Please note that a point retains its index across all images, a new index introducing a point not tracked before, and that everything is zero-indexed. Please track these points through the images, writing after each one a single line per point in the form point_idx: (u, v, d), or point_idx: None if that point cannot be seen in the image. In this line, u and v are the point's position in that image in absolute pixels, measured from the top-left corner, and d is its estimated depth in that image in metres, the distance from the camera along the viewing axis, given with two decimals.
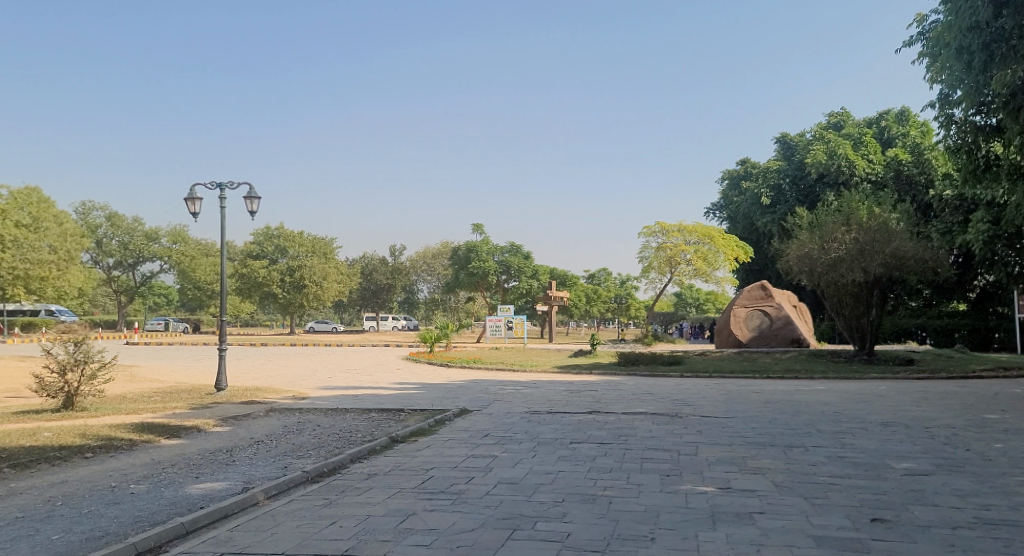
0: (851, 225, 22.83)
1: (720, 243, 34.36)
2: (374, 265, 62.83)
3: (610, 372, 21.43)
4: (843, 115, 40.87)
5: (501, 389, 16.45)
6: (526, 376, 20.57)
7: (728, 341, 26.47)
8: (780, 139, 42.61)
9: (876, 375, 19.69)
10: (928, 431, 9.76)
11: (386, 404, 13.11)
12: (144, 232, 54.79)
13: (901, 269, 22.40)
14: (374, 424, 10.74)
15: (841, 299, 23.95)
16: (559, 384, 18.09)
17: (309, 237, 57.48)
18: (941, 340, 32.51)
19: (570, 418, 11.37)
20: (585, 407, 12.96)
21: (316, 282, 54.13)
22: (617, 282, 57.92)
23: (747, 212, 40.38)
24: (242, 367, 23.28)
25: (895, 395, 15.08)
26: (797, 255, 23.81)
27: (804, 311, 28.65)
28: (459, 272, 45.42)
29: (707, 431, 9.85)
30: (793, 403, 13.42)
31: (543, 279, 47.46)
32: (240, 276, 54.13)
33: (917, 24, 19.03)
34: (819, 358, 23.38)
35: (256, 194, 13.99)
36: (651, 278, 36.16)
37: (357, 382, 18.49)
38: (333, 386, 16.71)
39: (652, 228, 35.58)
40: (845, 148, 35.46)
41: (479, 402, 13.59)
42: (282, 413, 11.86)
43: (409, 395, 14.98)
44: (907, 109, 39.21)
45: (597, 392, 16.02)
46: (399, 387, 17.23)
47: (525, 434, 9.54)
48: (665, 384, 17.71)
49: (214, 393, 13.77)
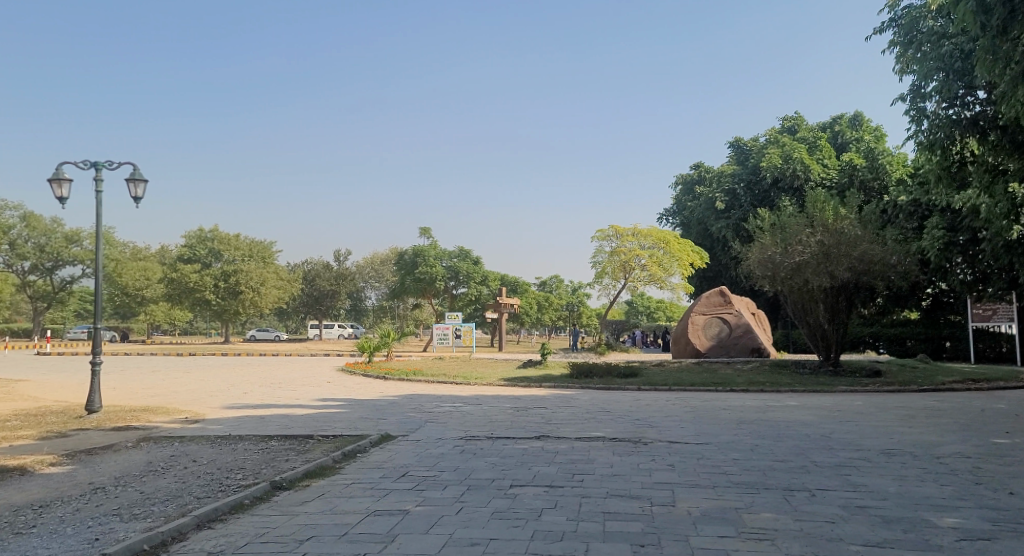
0: (816, 228, 21.38)
1: (676, 248, 32.80)
2: (317, 270, 59.75)
3: (561, 385, 19.50)
4: (797, 119, 39.82)
5: (435, 407, 14.33)
6: (469, 390, 18.48)
7: (686, 351, 24.85)
8: (733, 144, 41.46)
9: (847, 388, 18.19)
10: (945, 463, 8.06)
11: (294, 428, 10.94)
12: (64, 234, 51.22)
13: (869, 274, 20.96)
14: (266, 459, 8.56)
15: (806, 308, 22.46)
16: (504, 398, 16.07)
17: (246, 241, 54.52)
18: (894, 349, 31.49)
19: (513, 447, 9.34)
20: (532, 430, 10.98)
21: (252, 288, 51.15)
22: (569, 290, 56.24)
23: (701, 217, 39.08)
24: (150, 381, 20.70)
25: (878, 412, 13.45)
26: (758, 259, 22.32)
27: (762, 318, 27.16)
28: (405, 277, 43.05)
29: (680, 465, 7.96)
30: (771, 424, 11.64)
31: (492, 286, 45.62)
32: (169, 282, 50.86)
33: (887, 9, 17.63)
34: (783, 370, 21.79)
35: (142, 176, 11.95)
36: (604, 284, 34.47)
37: (272, 399, 16.18)
38: (240, 405, 14.39)
39: (606, 231, 33.91)
40: (800, 151, 34.28)
41: (407, 425, 11.50)
42: (157, 443, 9.58)
43: (326, 415, 12.75)
44: (860, 113, 38.30)
45: (545, 409, 14.02)
46: (320, 405, 14.95)
47: (454, 473, 7.48)
48: (621, 398, 15.83)
49: (83, 418, 11.43)
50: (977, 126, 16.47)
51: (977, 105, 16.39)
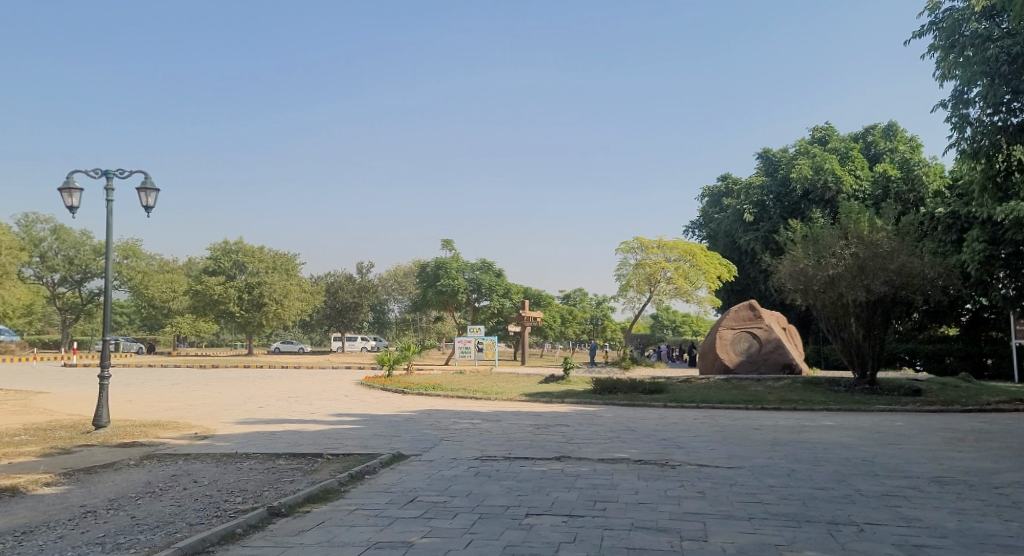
0: (850, 240, 20.62)
1: (703, 260, 32.30)
2: (340, 282, 59.61)
3: (584, 400, 18.89)
4: (828, 129, 38.98)
5: (452, 424, 13.82)
6: (489, 405, 17.93)
7: (714, 366, 24.13)
8: (761, 155, 40.69)
9: (884, 407, 17.39)
10: (1004, 494, 7.40)
11: (305, 446, 10.49)
12: (92, 246, 51.62)
13: (907, 288, 20.13)
14: (270, 481, 8.10)
15: (840, 323, 21.68)
16: (524, 415, 15.51)
17: (270, 253, 54.57)
18: (932, 366, 30.48)
19: (531, 469, 8.79)
20: (553, 450, 10.43)
21: (276, 300, 51.09)
22: (593, 303, 55.59)
23: (729, 229, 38.33)
24: (166, 393, 20.40)
25: (919, 435, 12.74)
26: (789, 271, 21.60)
27: (793, 332, 26.35)
28: (427, 290, 42.68)
29: (712, 492, 7.38)
30: (807, 446, 10.98)
31: (515, 298, 45.12)
32: (194, 294, 50.97)
33: (928, 12, 17.02)
34: (816, 387, 20.99)
35: (154, 185, 11.54)
36: (629, 297, 33.82)
37: (286, 414, 15.75)
38: (253, 421, 13.99)
39: (631, 243, 33.29)
40: (831, 162, 33.46)
41: (421, 443, 11.01)
42: (159, 460, 9.16)
43: (339, 432, 12.31)
44: (894, 123, 37.37)
45: (567, 427, 13.45)
46: (334, 420, 14.50)
47: (466, 499, 6.96)
48: (646, 416, 15.23)
49: (89, 433, 11.06)
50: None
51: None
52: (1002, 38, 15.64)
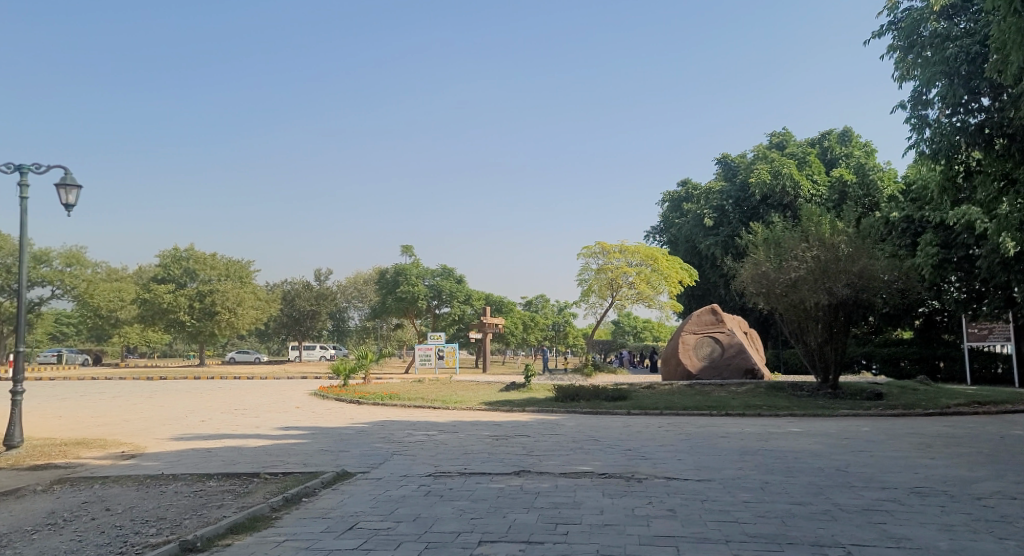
0: (812, 242, 20.35)
1: (665, 265, 31.90)
2: (297, 289, 58.16)
3: (545, 409, 18.25)
4: (785, 135, 39.05)
5: (405, 436, 13.06)
6: (447, 415, 17.20)
7: (676, 372, 23.72)
8: (719, 160, 40.60)
9: (850, 412, 17.06)
10: (990, 507, 6.91)
11: (241, 464, 9.65)
12: (34, 254, 49.66)
13: (868, 291, 19.90)
14: (195, 507, 7.28)
15: (802, 326, 21.39)
16: (483, 425, 14.82)
17: (223, 260, 53.09)
18: (888, 369, 30.48)
19: (487, 487, 8.10)
20: (512, 465, 9.74)
21: (229, 308, 49.59)
22: (555, 309, 55.07)
23: (689, 234, 38.13)
24: (104, 408, 19.28)
25: (890, 441, 12.34)
26: (751, 275, 21.28)
27: (755, 336, 26.07)
28: (386, 297, 41.69)
29: (682, 511, 6.77)
30: (777, 455, 10.46)
31: (476, 305, 44.40)
32: (143, 302, 49.23)
33: (886, 12, 16.71)
34: (779, 392, 20.65)
35: (75, 181, 10.87)
36: (590, 302, 33.34)
37: (230, 428, 14.84)
38: (190, 436, 13.06)
39: (592, 248, 32.85)
40: (789, 167, 33.40)
41: (370, 459, 10.22)
42: (73, 486, 8.26)
43: (282, 447, 11.47)
44: (849, 128, 37.51)
45: (526, 438, 12.78)
46: (280, 434, 13.62)
47: (412, 525, 6.24)
48: (609, 425, 14.62)
49: (2, 456, 10.09)
50: (982, 135, 15.39)
51: (983, 113, 15.35)
52: (961, 37, 15.35)
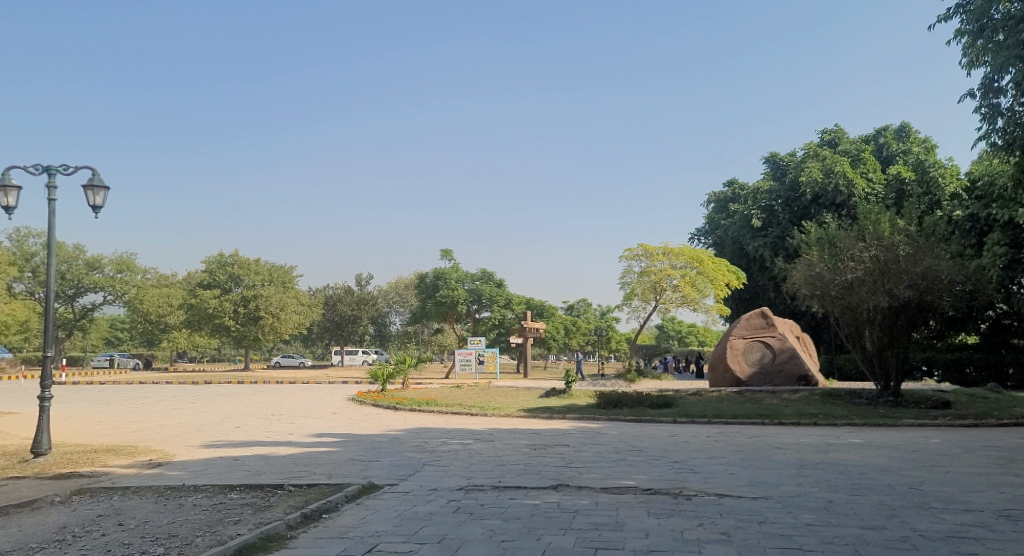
0: (870, 241, 19.32)
1: (710, 267, 31.12)
2: (339, 294, 58.36)
3: (587, 416, 17.56)
4: (837, 132, 37.70)
5: (440, 445, 12.52)
6: (485, 423, 16.65)
7: (725, 379, 22.79)
8: (768, 159, 39.46)
9: (913, 422, 16.04)
10: None
11: (266, 475, 9.20)
12: (85, 260, 50.66)
13: (932, 293, 18.78)
14: (210, 523, 6.82)
15: (860, 330, 20.34)
16: (521, 433, 14.21)
17: (267, 266, 53.58)
18: (952, 376, 29.00)
19: (523, 504, 7.50)
20: (551, 478, 9.10)
21: (272, 313, 49.88)
22: (597, 314, 54.22)
23: (736, 235, 37.00)
24: (141, 413, 19.15)
25: (961, 454, 11.40)
26: (805, 276, 20.32)
27: (808, 341, 24.99)
28: (426, 301, 41.36)
29: (739, 535, 6.08)
30: (839, 470, 9.66)
31: (517, 309, 43.83)
32: (189, 307, 49.78)
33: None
34: (836, 400, 19.63)
35: (102, 182, 10.57)
36: (634, 306, 32.49)
37: (263, 434, 14.48)
38: (221, 443, 12.70)
39: (635, 250, 31.99)
40: (842, 164, 32.13)
41: (400, 470, 9.69)
42: (90, 497, 7.89)
43: (311, 455, 11.01)
44: (906, 124, 36.08)
45: (566, 447, 12.13)
46: (312, 441, 13.19)
47: (438, 547, 5.66)
48: (654, 434, 13.89)
49: (26, 464, 9.84)
50: None
51: None
52: None
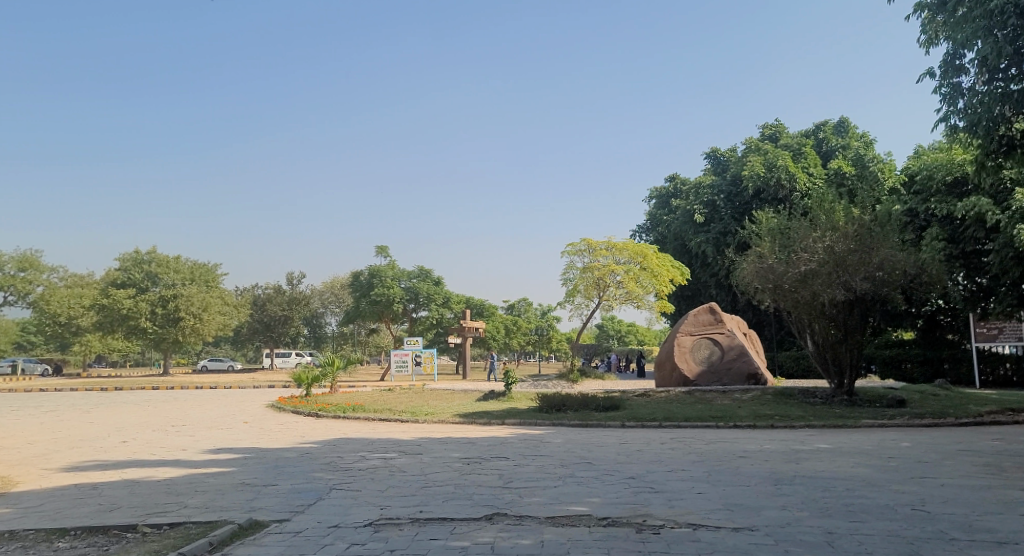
0: (826, 230, 18.13)
1: (655, 262, 30.00)
2: (268, 294, 55.34)
3: (528, 421, 15.93)
4: (778, 126, 36.98)
5: (355, 460, 10.65)
6: (413, 431, 14.84)
7: (672, 378, 21.48)
8: (709, 154, 38.63)
9: (875, 422, 14.89)
10: None
11: (120, 512, 7.23)
12: None
13: (889, 285, 17.71)
14: None
15: (811, 325, 19.21)
16: (455, 444, 12.48)
17: (188, 264, 50.52)
18: (890, 373, 28.08)
19: (446, 548, 5.76)
20: (484, 505, 7.39)
21: (194, 314, 46.74)
22: (538, 313, 52.78)
23: (678, 232, 35.93)
24: (19, 427, 16.68)
25: (946, 461, 10.11)
26: (755, 269, 19.03)
27: (755, 337, 23.89)
28: (359, 300, 39.13)
29: None
30: (821, 484, 8.20)
31: (454, 309, 42.01)
32: (101, 309, 46.30)
33: None
34: (789, 400, 18.49)
35: None
36: (576, 303, 31.03)
37: (149, 451, 12.36)
38: (91, 465, 10.61)
39: (578, 245, 30.54)
40: (784, 158, 31.22)
41: (298, 498, 7.84)
42: None
43: (196, 479, 9.06)
44: (846, 118, 35.55)
45: (505, 461, 10.44)
46: (205, 459, 11.20)
47: None
48: (603, 442, 12.27)
49: None
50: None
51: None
52: None
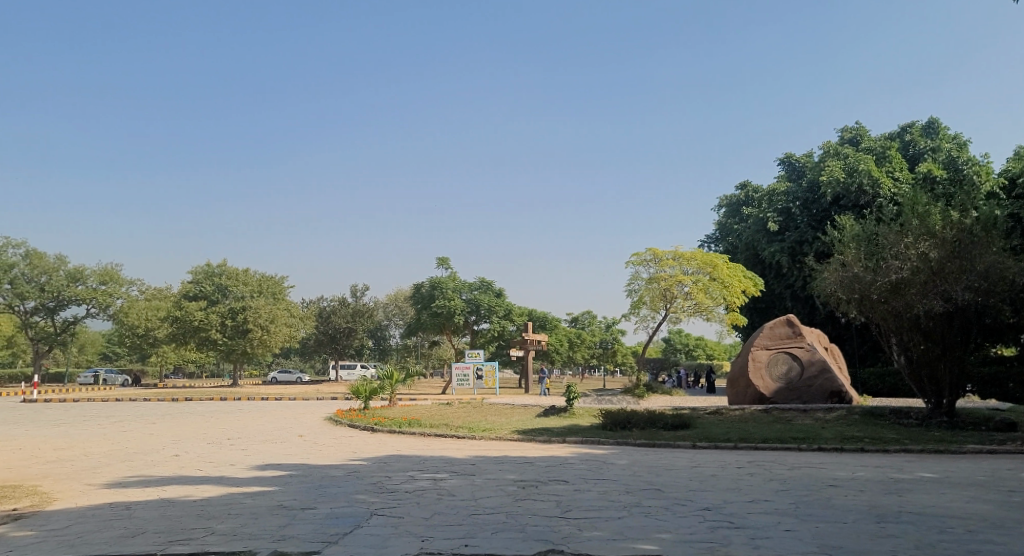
0: (920, 235, 16.63)
1: (726, 273, 28.62)
2: (333, 307, 55.71)
3: (590, 440, 14.95)
4: (859, 129, 35.10)
5: (404, 481, 9.89)
6: (470, 448, 14.05)
7: (746, 395, 20.16)
8: (784, 160, 36.95)
9: (979, 447, 13.38)
10: None
11: (143, 538, 6.61)
12: (67, 272, 48.37)
13: (993, 294, 16.10)
14: None
15: (904, 339, 17.69)
16: (512, 463, 11.62)
17: (256, 276, 51.26)
18: (990, 392, 26.01)
19: None
20: (539, 539, 6.51)
21: (261, 326, 47.19)
22: (602, 326, 51.59)
23: (751, 241, 34.38)
24: (78, 437, 16.58)
25: None
26: (841, 278, 17.65)
27: (837, 351, 22.30)
28: (421, 312, 38.73)
29: None
30: (933, 523, 7.00)
31: (517, 321, 41.23)
32: (174, 320, 47.18)
33: None
34: (878, 420, 16.98)
35: None
36: (642, 315, 29.86)
37: (196, 467, 11.90)
38: (133, 481, 10.15)
39: (643, 255, 29.39)
40: (867, 162, 29.35)
41: (335, 525, 7.10)
42: None
43: (233, 500, 8.44)
44: (935, 119, 33.46)
45: (565, 485, 9.52)
46: (249, 476, 10.63)
47: None
48: (672, 465, 11.20)
49: None
50: None
51: None
52: None
